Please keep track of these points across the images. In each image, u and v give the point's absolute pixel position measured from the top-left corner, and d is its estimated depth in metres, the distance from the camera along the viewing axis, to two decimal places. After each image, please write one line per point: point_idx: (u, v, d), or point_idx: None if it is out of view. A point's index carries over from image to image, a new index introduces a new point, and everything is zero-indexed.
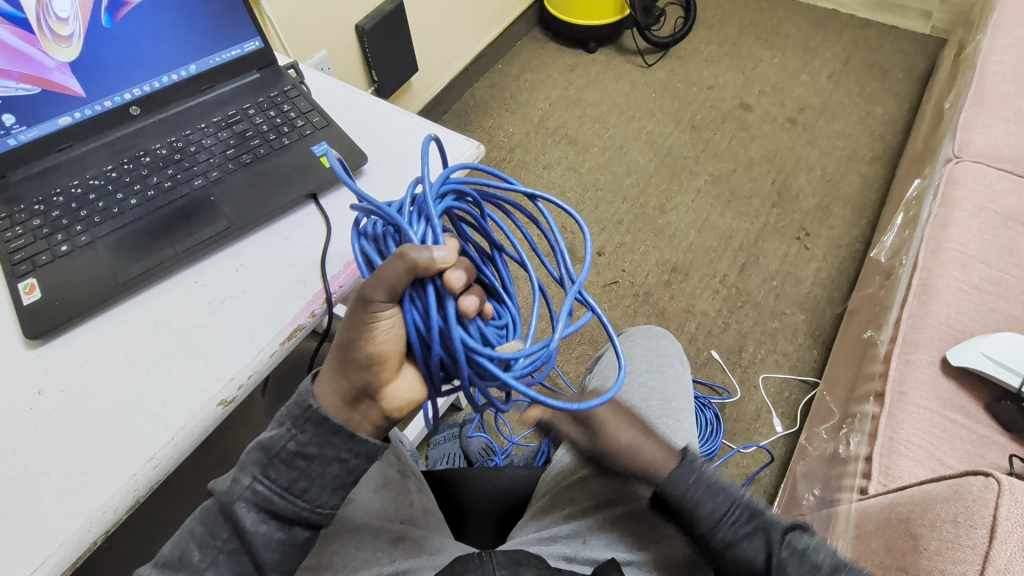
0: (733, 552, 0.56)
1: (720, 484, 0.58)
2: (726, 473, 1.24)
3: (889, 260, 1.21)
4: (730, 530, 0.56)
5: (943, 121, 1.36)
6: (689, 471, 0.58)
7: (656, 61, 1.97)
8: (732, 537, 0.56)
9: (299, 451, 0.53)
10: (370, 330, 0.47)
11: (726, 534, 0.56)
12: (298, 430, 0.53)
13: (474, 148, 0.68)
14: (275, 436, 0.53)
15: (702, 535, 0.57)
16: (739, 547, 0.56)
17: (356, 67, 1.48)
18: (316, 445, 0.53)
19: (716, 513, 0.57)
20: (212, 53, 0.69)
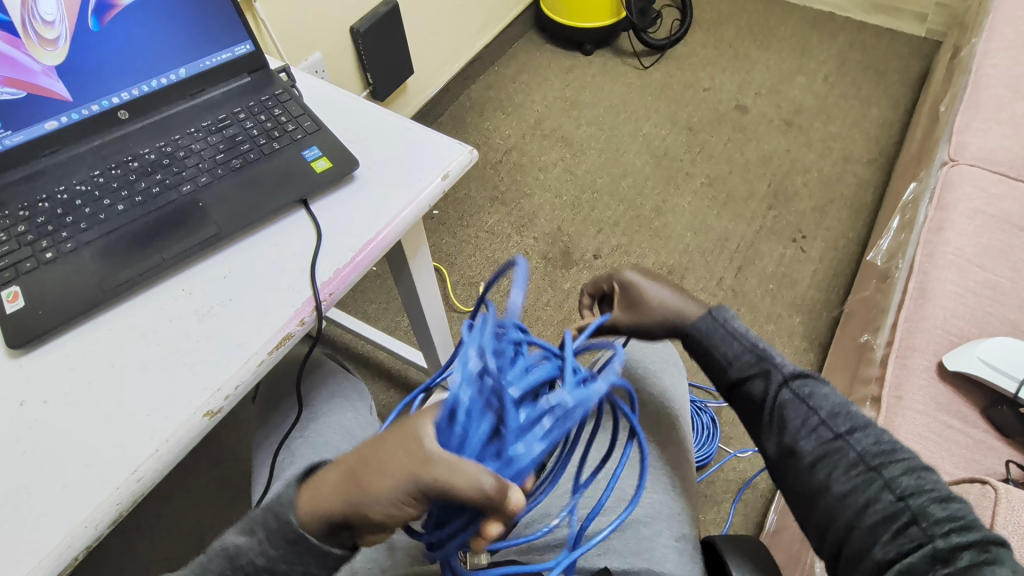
0: (743, 388, 0.59)
1: (743, 328, 0.62)
2: (722, 477, 1.24)
3: (886, 263, 1.20)
4: (739, 366, 0.60)
5: (938, 123, 1.36)
6: (714, 319, 0.62)
7: (653, 63, 1.97)
8: (740, 375, 0.60)
9: (268, 566, 0.48)
10: (385, 509, 0.42)
11: (735, 370, 0.60)
12: (268, 543, 0.48)
13: (467, 152, 0.67)
14: (244, 544, 0.49)
15: (722, 373, 0.61)
16: (751, 382, 0.59)
17: (350, 69, 1.47)
18: (285, 564, 0.48)
19: (735, 353, 0.60)
20: (202, 56, 0.68)
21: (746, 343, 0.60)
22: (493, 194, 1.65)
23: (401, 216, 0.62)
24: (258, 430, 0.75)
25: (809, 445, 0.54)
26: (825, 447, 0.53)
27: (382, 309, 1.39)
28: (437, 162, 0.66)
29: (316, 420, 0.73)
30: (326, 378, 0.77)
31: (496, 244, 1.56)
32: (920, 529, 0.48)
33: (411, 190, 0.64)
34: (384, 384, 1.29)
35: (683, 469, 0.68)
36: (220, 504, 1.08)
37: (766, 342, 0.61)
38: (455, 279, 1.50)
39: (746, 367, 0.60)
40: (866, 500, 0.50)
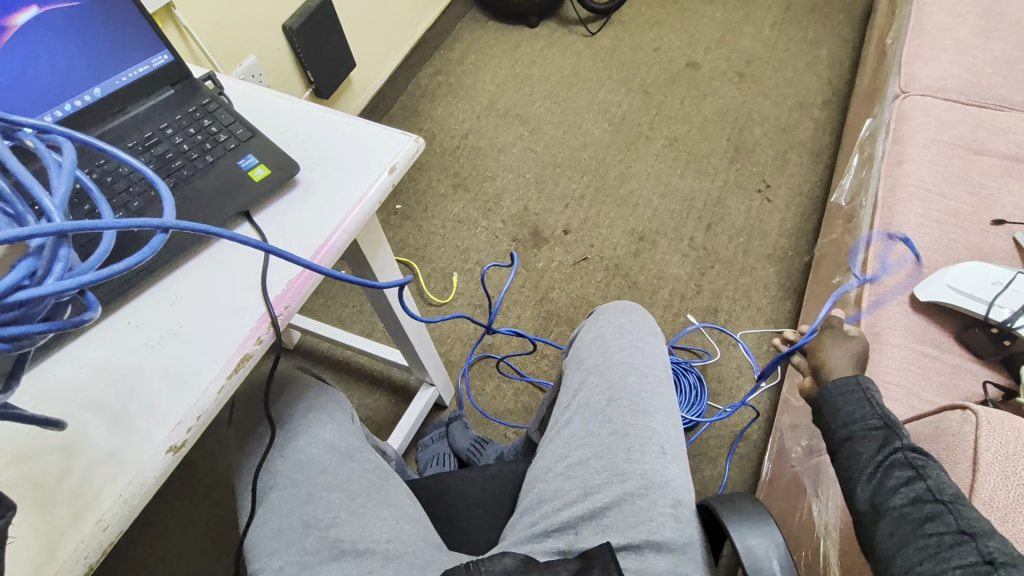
0: (851, 446, 0.59)
1: (883, 403, 0.61)
2: (714, 434, 1.25)
3: (850, 203, 1.21)
4: (862, 425, 0.59)
5: (887, 57, 1.36)
6: (860, 383, 0.63)
7: (599, 28, 1.94)
8: (859, 432, 0.59)
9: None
10: None
11: (856, 429, 0.60)
12: None
13: (412, 142, 0.64)
14: None
15: (833, 427, 0.62)
16: (902, 471, 0.54)
17: (289, 70, 1.42)
18: None
19: (861, 423, 0.60)
20: (115, 73, 0.64)
21: (882, 413, 0.60)
22: (455, 181, 1.62)
23: (352, 215, 0.59)
24: (235, 455, 0.73)
25: (893, 485, 0.54)
26: (919, 508, 0.51)
27: (356, 313, 1.36)
28: (381, 154, 0.63)
29: (294, 437, 0.71)
30: (302, 393, 0.75)
31: (464, 232, 1.53)
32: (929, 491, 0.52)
33: (359, 188, 0.61)
34: (368, 388, 1.27)
35: (673, 437, 0.68)
36: (216, 532, 1.06)
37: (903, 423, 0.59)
38: (427, 272, 1.47)
39: (866, 431, 0.59)
40: (917, 487, 0.53)
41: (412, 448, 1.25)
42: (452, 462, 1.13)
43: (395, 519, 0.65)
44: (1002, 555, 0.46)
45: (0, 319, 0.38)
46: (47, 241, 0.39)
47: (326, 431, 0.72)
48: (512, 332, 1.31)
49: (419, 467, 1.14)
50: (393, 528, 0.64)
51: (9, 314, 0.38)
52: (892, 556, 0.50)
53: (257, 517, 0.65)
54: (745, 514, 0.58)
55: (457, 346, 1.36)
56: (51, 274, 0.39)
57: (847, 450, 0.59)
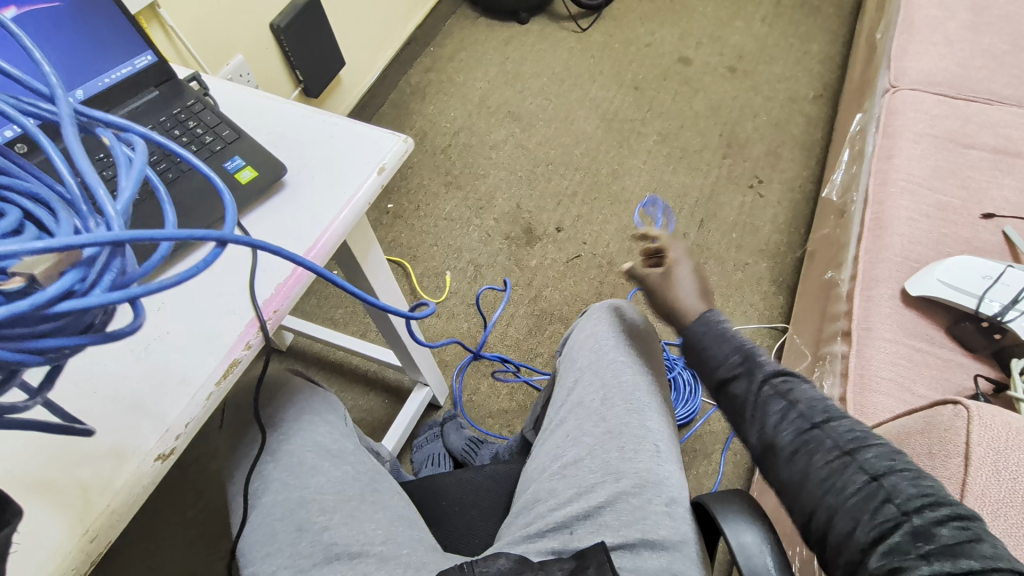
0: (727, 389, 0.57)
1: (733, 333, 0.60)
2: (708, 430, 1.25)
3: (841, 198, 1.21)
4: (726, 366, 0.57)
5: (877, 51, 1.36)
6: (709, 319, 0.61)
7: (590, 24, 1.93)
8: (727, 373, 0.57)
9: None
10: None
11: (721, 371, 0.58)
12: None
13: (400, 142, 0.63)
14: None
15: (708, 377, 0.60)
16: (776, 405, 0.53)
17: (278, 68, 1.40)
18: None
19: (727, 366, 0.58)
20: (98, 75, 0.63)
21: (739, 345, 0.59)
22: (447, 180, 1.61)
23: (341, 217, 0.59)
24: (227, 460, 0.72)
25: (779, 423, 0.52)
26: (801, 437, 0.51)
27: (348, 314, 1.35)
28: (369, 155, 0.62)
29: (286, 441, 0.70)
30: (294, 397, 0.74)
31: (456, 231, 1.52)
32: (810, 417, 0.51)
33: (348, 189, 0.60)
34: (362, 389, 1.27)
35: (667, 436, 0.68)
36: (209, 537, 1.05)
37: (754, 344, 0.59)
38: (419, 271, 1.46)
39: (731, 370, 0.57)
40: (798, 417, 0.52)
41: (407, 449, 1.24)
42: (446, 462, 1.12)
43: (388, 522, 0.65)
44: (881, 465, 0.47)
45: (37, 330, 0.33)
46: (101, 250, 0.34)
47: (319, 435, 0.71)
48: (495, 357, 1.32)
49: (413, 468, 1.14)
50: (386, 530, 0.63)
51: (47, 324, 0.33)
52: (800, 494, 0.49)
53: (250, 522, 0.64)
54: (737, 512, 0.58)
55: (450, 345, 1.36)
56: (96, 287, 0.33)
57: (725, 396, 0.58)
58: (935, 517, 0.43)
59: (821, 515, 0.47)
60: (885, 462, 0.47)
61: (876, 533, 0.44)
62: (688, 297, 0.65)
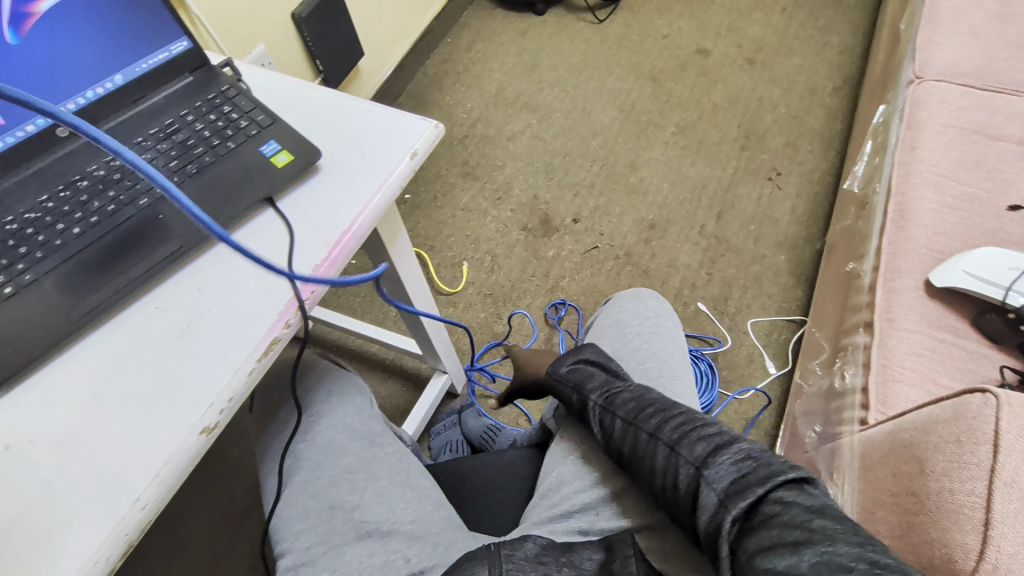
0: (582, 412, 0.65)
1: (574, 366, 0.69)
2: (726, 421, 1.26)
3: (863, 190, 1.21)
4: (573, 396, 0.66)
5: (900, 42, 1.35)
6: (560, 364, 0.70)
7: (608, 15, 1.92)
8: (575, 401, 0.66)
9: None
10: None
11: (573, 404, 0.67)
12: None
13: (432, 128, 0.64)
14: None
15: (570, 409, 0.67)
16: (611, 413, 0.61)
17: (299, 58, 1.41)
18: None
19: (574, 394, 0.67)
20: (135, 61, 0.64)
21: (577, 378, 0.68)
22: (464, 170, 1.61)
23: (374, 202, 0.59)
24: (258, 441, 0.73)
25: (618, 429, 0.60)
26: (630, 430, 0.59)
27: (367, 302, 1.37)
28: (401, 140, 0.63)
29: (316, 422, 0.71)
30: (322, 380, 0.76)
31: (473, 221, 1.53)
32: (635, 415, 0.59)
33: (381, 174, 0.61)
34: (381, 376, 1.28)
35: None
36: (234, 518, 1.07)
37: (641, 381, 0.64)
38: (437, 261, 1.47)
39: (577, 399, 0.66)
40: (628, 418, 0.59)
41: (425, 435, 1.26)
42: (465, 448, 1.14)
43: (417, 502, 0.66)
44: (681, 436, 0.54)
45: None
46: None
47: (347, 417, 0.72)
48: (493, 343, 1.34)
49: (432, 453, 1.15)
50: (415, 509, 0.65)
51: None
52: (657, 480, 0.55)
53: (282, 500, 0.66)
54: None
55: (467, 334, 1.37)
56: None
57: (584, 417, 0.65)
58: (756, 487, 0.46)
59: (675, 488, 0.52)
60: (706, 450, 0.52)
61: (712, 517, 0.48)
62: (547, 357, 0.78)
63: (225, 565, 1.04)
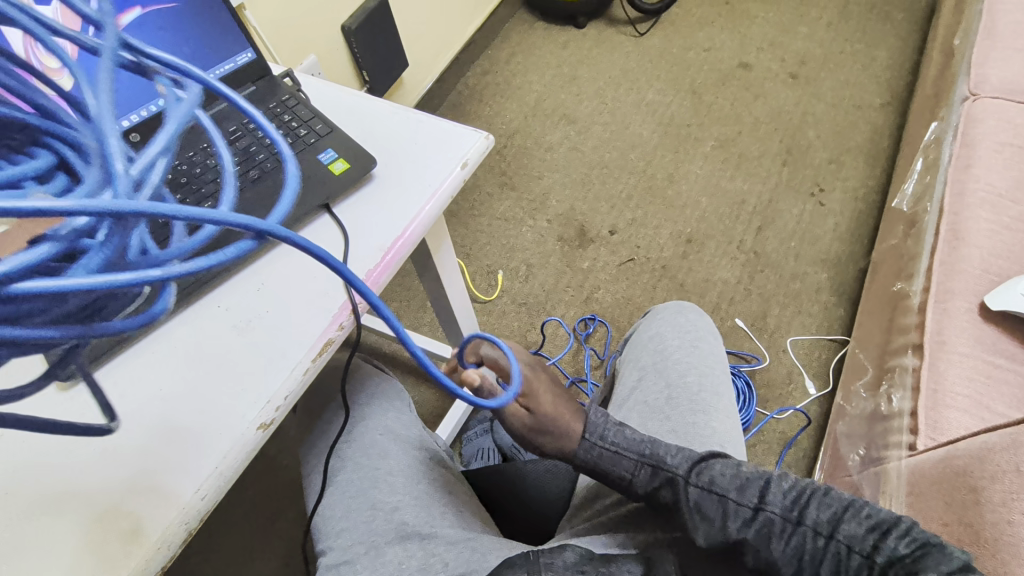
0: (651, 495, 0.59)
1: (615, 440, 0.62)
2: (763, 440, 1.23)
3: (912, 208, 1.17)
4: (640, 480, 0.59)
5: (954, 58, 1.31)
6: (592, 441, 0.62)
7: (648, 29, 1.93)
8: (644, 484, 0.59)
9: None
10: None
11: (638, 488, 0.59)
12: None
13: (482, 139, 0.65)
14: None
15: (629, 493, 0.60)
16: (696, 488, 0.56)
17: (346, 69, 1.46)
18: None
19: (637, 474, 0.59)
20: (204, 70, 0.67)
21: (636, 457, 0.60)
22: (501, 180, 1.63)
23: (426, 210, 0.61)
24: (302, 439, 0.75)
25: (712, 511, 0.54)
26: (729, 509, 0.54)
27: (403, 308, 1.39)
28: (454, 151, 0.65)
29: (359, 423, 0.73)
30: (364, 382, 0.77)
31: (509, 231, 1.55)
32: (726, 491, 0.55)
33: (433, 183, 0.63)
34: (415, 380, 1.30)
35: (733, 438, 0.68)
36: (271, 514, 1.10)
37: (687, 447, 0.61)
38: (472, 269, 1.49)
39: (644, 482, 0.59)
40: (719, 495, 0.55)
41: (457, 441, 1.27)
42: (497, 456, 1.14)
43: (455, 509, 0.67)
44: (792, 504, 0.52)
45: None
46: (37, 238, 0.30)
47: (389, 420, 0.74)
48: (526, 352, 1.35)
49: (464, 459, 1.16)
50: (454, 515, 0.66)
51: None
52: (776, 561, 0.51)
53: (326, 498, 0.68)
54: None
55: (501, 342, 1.38)
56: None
57: (656, 497, 0.59)
58: (895, 531, 0.47)
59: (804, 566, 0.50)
60: (830, 512, 0.50)
61: None
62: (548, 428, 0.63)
63: (261, 559, 1.06)
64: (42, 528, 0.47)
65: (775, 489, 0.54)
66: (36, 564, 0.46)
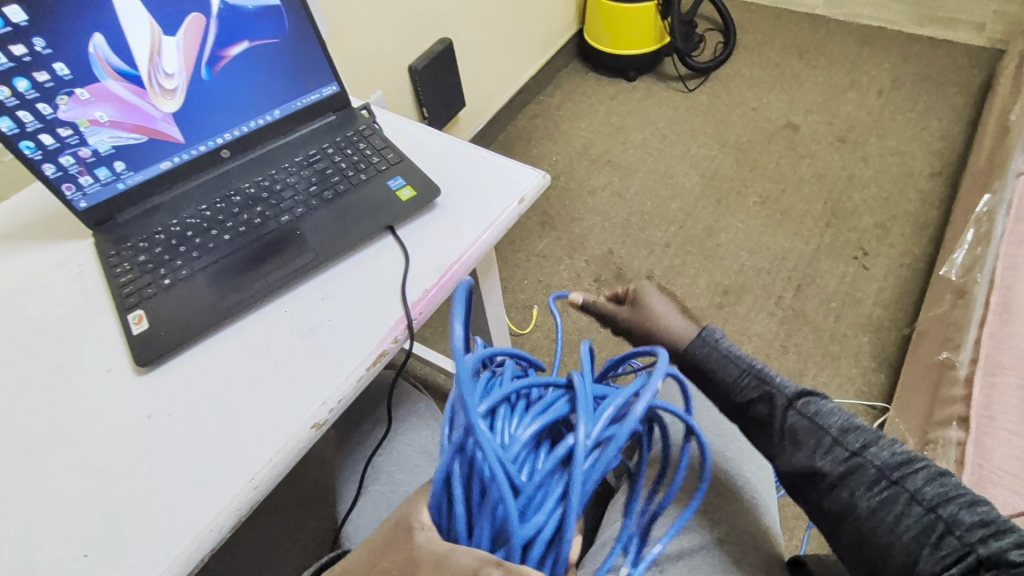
0: (750, 409, 0.57)
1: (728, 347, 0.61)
2: (792, 503, 1.19)
3: (961, 278, 1.16)
4: (740, 390, 0.58)
5: (1009, 133, 1.31)
6: (705, 341, 0.62)
7: (697, 85, 1.99)
8: (744, 396, 0.57)
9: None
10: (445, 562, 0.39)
11: (734, 397, 0.58)
12: None
13: (540, 177, 0.70)
14: None
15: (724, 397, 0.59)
16: (814, 420, 0.53)
17: (408, 105, 1.55)
18: None
19: (737, 375, 0.58)
20: (293, 98, 0.74)
21: (749, 368, 0.58)
22: (543, 219, 1.68)
23: (483, 238, 0.65)
24: (339, 448, 0.78)
25: (815, 457, 0.51)
26: (841, 463, 0.50)
27: (438, 333, 1.43)
28: (512, 186, 0.69)
29: (397, 438, 0.75)
30: (404, 399, 0.79)
31: (547, 268, 1.58)
32: (845, 448, 0.50)
33: (491, 214, 0.67)
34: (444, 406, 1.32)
35: (765, 489, 0.67)
36: None
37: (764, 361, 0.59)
38: (509, 302, 1.53)
39: (748, 394, 0.57)
40: (831, 445, 0.51)
41: None
42: None
43: None
44: (913, 482, 0.47)
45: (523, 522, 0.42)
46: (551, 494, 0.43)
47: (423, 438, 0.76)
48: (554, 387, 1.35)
49: None
50: None
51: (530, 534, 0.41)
52: (858, 523, 0.48)
53: (358, 507, 0.70)
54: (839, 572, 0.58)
55: None
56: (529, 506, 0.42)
57: (753, 413, 0.57)
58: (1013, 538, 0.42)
59: (877, 535, 0.47)
60: (942, 494, 0.46)
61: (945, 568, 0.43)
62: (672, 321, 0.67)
63: None
64: (109, 497, 0.51)
65: (886, 448, 0.50)
66: (98, 533, 0.49)
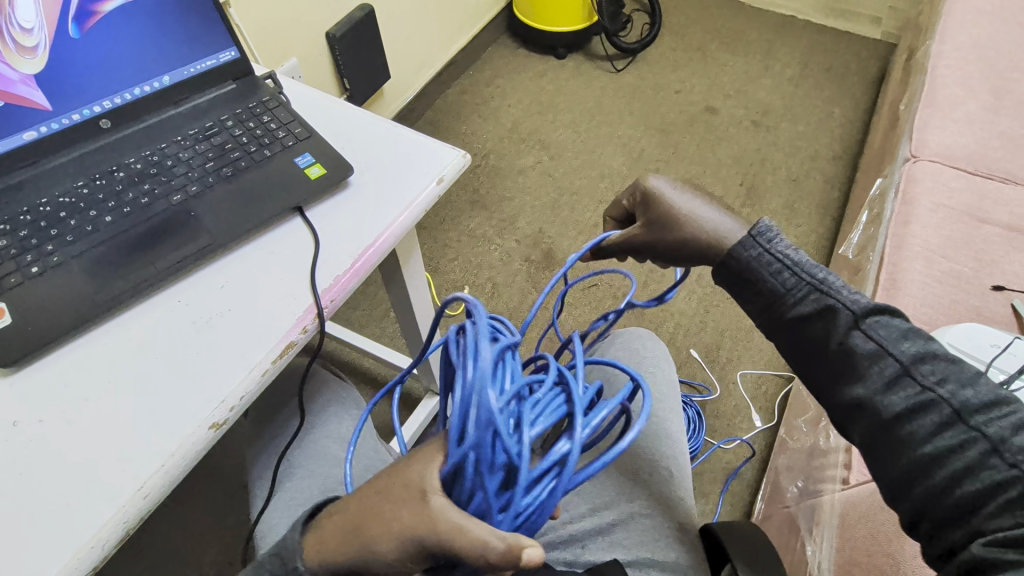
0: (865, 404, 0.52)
1: (784, 259, 0.55)
2: (709, 468, 1.27)
3: (857, 256, 1.25)
4: (793, 299, 0.55)
5: (899, 121, 1.42)
6: (757, 241, 0.56)
7: (624, 66, 2.01)
8: (799, 310, 0.55)
9: None
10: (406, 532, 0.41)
11: (787, 300, 0.55)
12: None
13: (459, 157, 0.67)
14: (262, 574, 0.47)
15: (770, 303, 0.56)
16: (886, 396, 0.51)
17: (326, 75, 1.46)
18: None
19: (784, 280, 0.55)
20: (185, 64, 0.67)
21: (797, 266, 0.55)
22: (474, 198, 1.66)
23: (399, 221, 0.62)
24: (251, 446, 0.73)
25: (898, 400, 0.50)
26: (915, 402, 0.50)
27: (365, 316, 1.38)
28: (430, 166, 0.66)
29: (314, 430, 0.72)
30: (321, 387, 0.75)
31: (478, 248, 1.57)
32: (967, 424, 0.48)
33: (408, 196, 0.64)
34: (372, 392, 1.28)
35: (679, 463, 0.68)
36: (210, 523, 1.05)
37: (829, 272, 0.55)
38: (439, 283, 1.50)
39: (799, 296, 0.55)
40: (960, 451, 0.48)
41: None
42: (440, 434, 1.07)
43: None
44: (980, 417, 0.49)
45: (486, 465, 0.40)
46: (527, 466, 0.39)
47: (341, 428, 0.73)
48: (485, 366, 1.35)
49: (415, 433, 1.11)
50: None
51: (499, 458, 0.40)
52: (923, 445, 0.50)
53: (272, 506, 0.66)
54: (745, 539, 0.60)
55: None
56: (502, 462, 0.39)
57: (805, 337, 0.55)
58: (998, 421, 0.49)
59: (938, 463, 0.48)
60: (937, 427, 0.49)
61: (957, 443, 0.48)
62: (701, 228, 0.59)
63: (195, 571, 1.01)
64: None
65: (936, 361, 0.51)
66: None
